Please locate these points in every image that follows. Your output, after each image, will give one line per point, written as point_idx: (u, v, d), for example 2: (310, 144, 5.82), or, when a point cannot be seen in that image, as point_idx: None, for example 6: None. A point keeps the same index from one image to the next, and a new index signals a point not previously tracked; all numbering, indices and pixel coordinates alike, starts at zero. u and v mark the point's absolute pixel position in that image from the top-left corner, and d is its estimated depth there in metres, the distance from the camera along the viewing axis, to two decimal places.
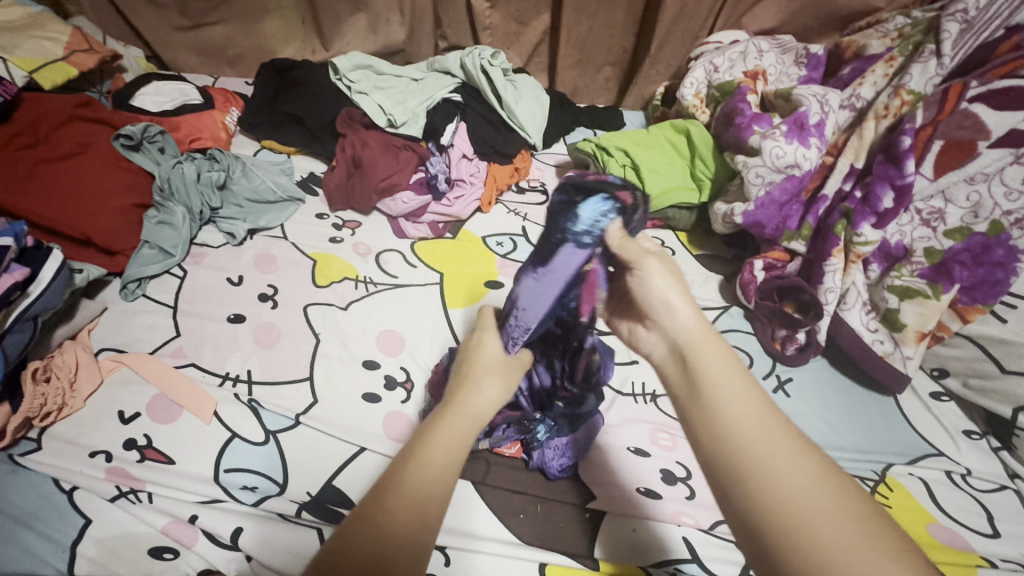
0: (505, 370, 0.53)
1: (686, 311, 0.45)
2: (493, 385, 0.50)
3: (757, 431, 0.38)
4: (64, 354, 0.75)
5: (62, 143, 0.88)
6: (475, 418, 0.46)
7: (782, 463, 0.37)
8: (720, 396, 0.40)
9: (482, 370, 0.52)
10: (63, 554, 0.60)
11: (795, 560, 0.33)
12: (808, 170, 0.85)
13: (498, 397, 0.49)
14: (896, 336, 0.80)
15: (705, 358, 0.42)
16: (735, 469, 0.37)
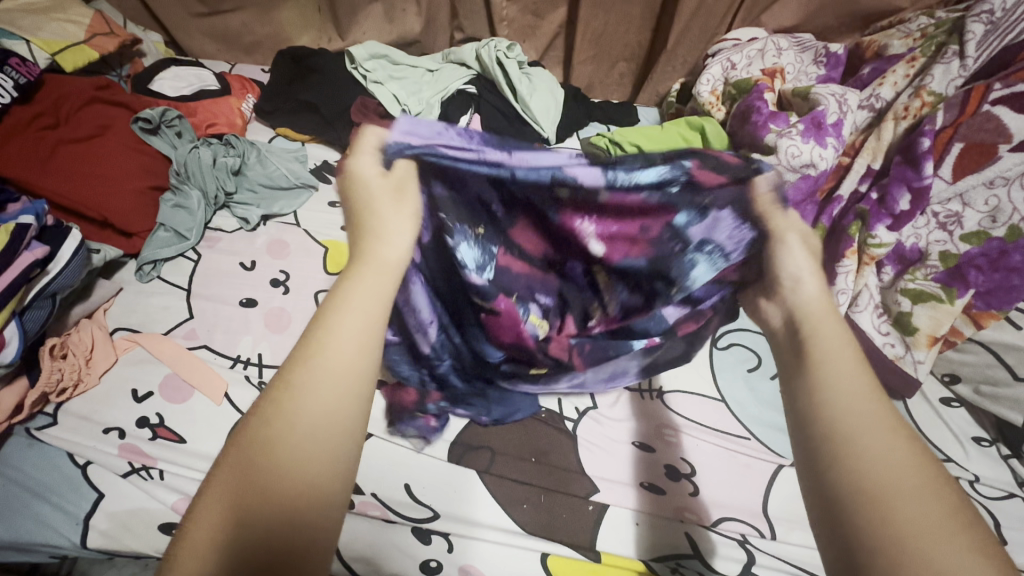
0: (395, 198, 0.53)
1: (812, 290, 0.51)
2: (402, 237, 0.51)
3: (864, 410, 0.40)
4: (81, 332, 0.76)
5: (83, 125, 0.89)
6: (380, 272, 0.46)
7: (885, 444, 0.38)
8: (826, 369, 0.42)
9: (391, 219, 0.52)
10: (76, 526, 0.63)
11: (886, 524, 0.35)
12: (824, 170, 0.85)
13: (405, 246, 0.50)
14: (908, 339, 0.79)
15: (821, 334, 0.46)
16: (834, 437, 0.39)
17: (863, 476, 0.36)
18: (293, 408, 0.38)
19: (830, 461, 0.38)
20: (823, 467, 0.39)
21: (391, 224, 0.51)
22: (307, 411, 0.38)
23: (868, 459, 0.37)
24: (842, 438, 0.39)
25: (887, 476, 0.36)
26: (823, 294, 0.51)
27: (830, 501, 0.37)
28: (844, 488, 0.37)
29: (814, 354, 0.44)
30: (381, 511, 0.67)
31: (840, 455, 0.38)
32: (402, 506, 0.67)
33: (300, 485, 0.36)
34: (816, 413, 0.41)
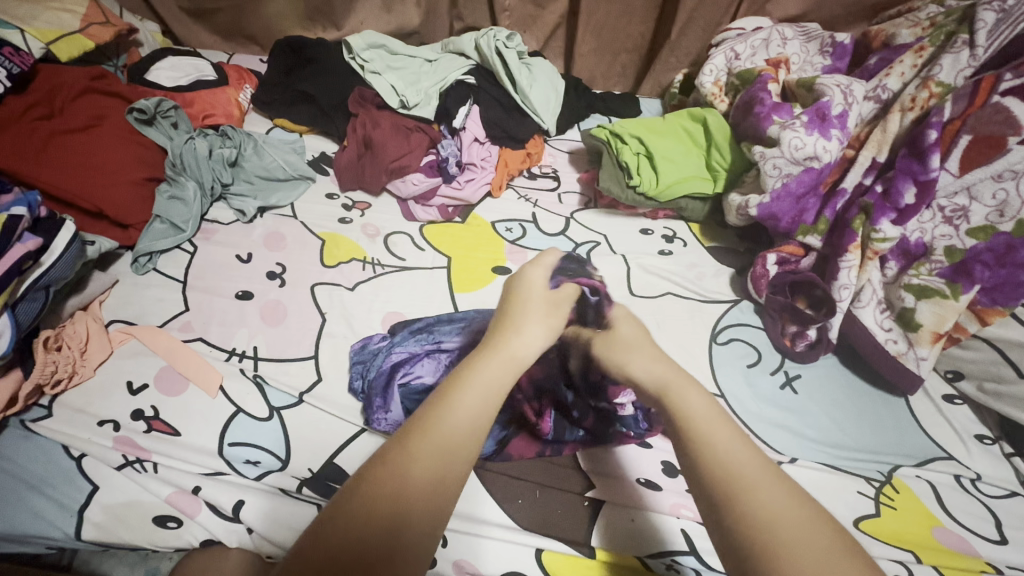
0: (539, 315, 0.62)
1: (654, 367, 0.59)
2: (535, 332, 0.59)
3: (726, 453, 0.49)
4: (75, 324, 0.76)
5: (77, 115, 0.89)
6: (515, 360, 0.56)
7: (763, 488, 0.46)
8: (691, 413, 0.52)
9: (526, 320, 0.61)
10: (72, 518, 0.63)
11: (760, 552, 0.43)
12: (828, 162, 0.83)
13: (536, 343, 0.59)
14: (911, 335, 0.78)
15: (678, 398, 0.54)
16: (729, 494, 0.46)
17: (758, 537, 0.43)
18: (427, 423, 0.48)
19: (717, 515, 0.46)
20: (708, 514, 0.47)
21: (523, 324, 0.60)
22: (429, 440, 0.47)
23: (750, 510, 0.45)
24: (736, 496, 0.46)
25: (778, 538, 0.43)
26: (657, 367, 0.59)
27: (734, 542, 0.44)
28: (742, 544, 0.44)
29: (686, 419, 0.52)
30: None
31: (735, 512, 0.45)
32: None
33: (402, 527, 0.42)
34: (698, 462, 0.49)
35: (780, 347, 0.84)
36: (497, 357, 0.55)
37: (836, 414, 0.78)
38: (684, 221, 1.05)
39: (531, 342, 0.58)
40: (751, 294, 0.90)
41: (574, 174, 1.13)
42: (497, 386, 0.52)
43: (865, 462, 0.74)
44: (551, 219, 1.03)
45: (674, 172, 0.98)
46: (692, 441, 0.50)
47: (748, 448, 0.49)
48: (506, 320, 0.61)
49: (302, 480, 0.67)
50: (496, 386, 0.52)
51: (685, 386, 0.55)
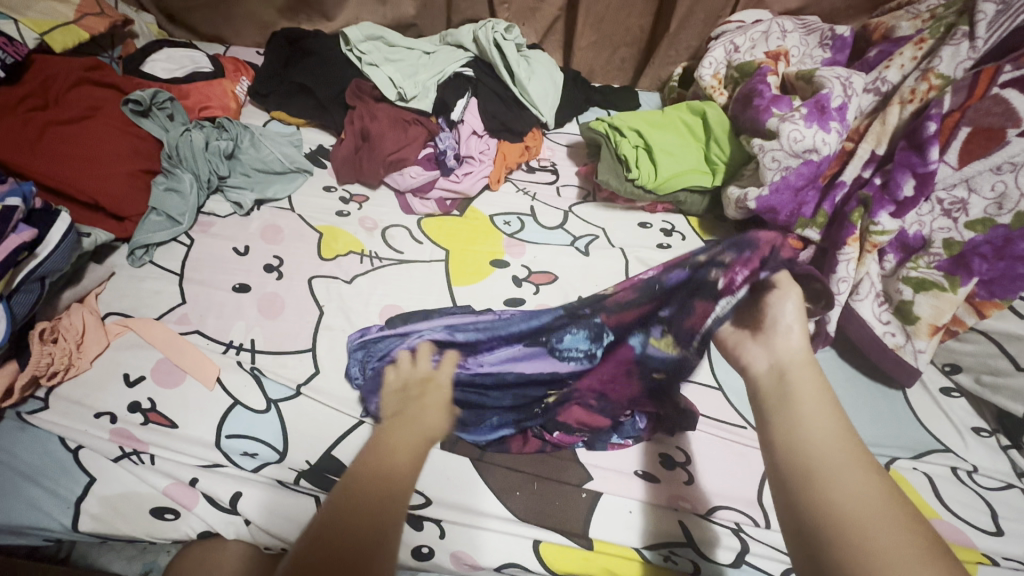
0: (436, 388, 0.70)
1: (797, 338, 0.69)
2: (435, 408, 0.68)
3: (817, 441, 0.55)
4: (71, 316, 0.75)
5: (72, 106, 0.88)
6: (425, 431, 0.64)
7: (846, 480, 0.51)
8: (802, 395, 0.61)
9: (434, 393, 0.69)
10: (69, 509, 0.63)
11: (824, 515, 0.49)
12: (827, 155, 0.83)
13: (439, 417, 0.68)
14: (909, 328, 0.78)
15: (798, 379, 0.63)
16: (807, 470, 0.53)
17: (833, 514, 0.49)
18: (361, 477, 0.54)
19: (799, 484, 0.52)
20: (779, 487, 0.55)
21: (428, 400, 0.68)
22: (370, 489, 0.52)
23: (839, 490, 0.50)
24: (814, 474, 0.52)
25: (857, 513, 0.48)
26: (799, 347, 0.68)
27: (813, 509, 0.50)
28: (807, 513, 0.50)
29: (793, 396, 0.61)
30: None
31: (814, 491, 0.51)
32: None
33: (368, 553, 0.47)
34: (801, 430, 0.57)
35: None
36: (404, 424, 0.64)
37: None
38: (683, 215, 1.05)
39: (437, 418, 0.67)
40: None
41: (573, 167, 1.13)
42: (414, 448, 0.60)
43: None
44: (549, 213, 1.03)
45: (673, 165, 0.98)
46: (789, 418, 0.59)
47: (827, 436, 0.55)
48: (416, 393, 0.69)
49: (299, 472, 0.67)
50: (413, 449, 0.60)
51: (801, 369, 0.65)
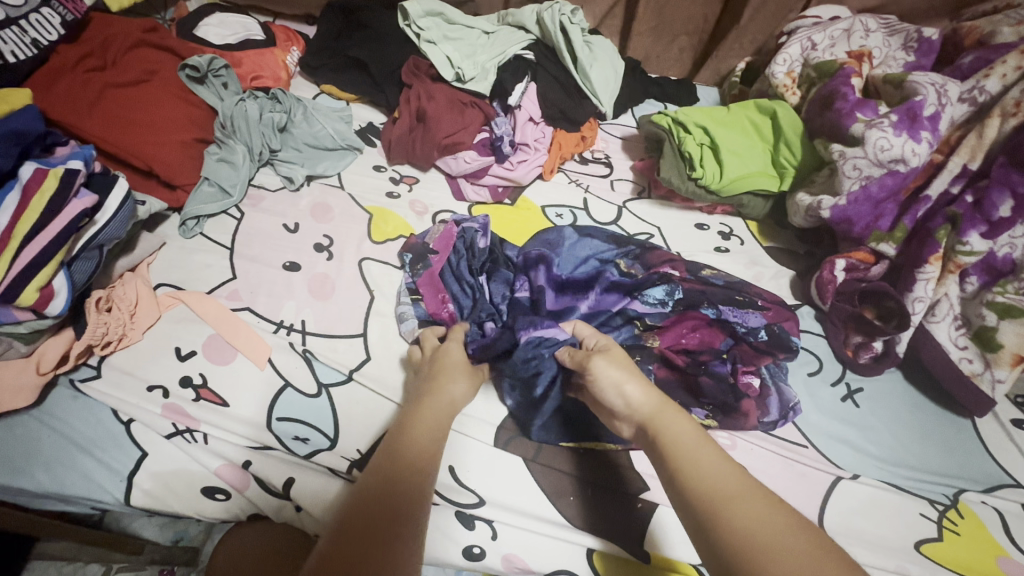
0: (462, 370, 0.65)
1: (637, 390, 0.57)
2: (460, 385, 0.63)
3: (722, 479, 0.47)
4: (125, 285, 0.74)
5: (130, 69, 0.86)
6: (445, 407, 0.59)
7: (747, 506, 0.44)
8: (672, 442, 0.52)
9: (453, 373, 0.64)
10: (121, 483, 0.62)
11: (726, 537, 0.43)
12: (915, 166, 0.78)
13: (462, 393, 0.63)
14: (988, 356, 0.74)
15: (665, 433, 0.53)
16: (714, 506, 0.45)
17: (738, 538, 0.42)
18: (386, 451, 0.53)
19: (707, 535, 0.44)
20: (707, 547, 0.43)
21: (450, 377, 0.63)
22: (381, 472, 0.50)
23: (734, 530, 0.43)
24: (721, 507, 0.45)
25: (770, 542, 0.41)
26: (641, 398, 0.57)
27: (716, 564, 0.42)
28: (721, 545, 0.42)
29: (670, 446, 0.52)
30: None
31: (717, 523, 0.44)
32: (445, 488, 0.65)
33: (397, 512, 0.47)
34: (687, 499, 0.47)
35: (841, 356, 0.81)
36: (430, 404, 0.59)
37: (898, 431, 0.75)
38: (742, 218, 1.01)
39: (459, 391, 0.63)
40: (813, 300, 0.86)
41: (628, 161, 1.09)
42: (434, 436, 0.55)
43: (929, 484, 0.71)
44: (602, 208, 0.99)
45: (739, 166, 0.93)
46: (677, 472, 0.49)
47: (724, 462, 0.49)
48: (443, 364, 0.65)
49: (351, 461, 0.65)
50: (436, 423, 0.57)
51: (666, 417, 0.55)
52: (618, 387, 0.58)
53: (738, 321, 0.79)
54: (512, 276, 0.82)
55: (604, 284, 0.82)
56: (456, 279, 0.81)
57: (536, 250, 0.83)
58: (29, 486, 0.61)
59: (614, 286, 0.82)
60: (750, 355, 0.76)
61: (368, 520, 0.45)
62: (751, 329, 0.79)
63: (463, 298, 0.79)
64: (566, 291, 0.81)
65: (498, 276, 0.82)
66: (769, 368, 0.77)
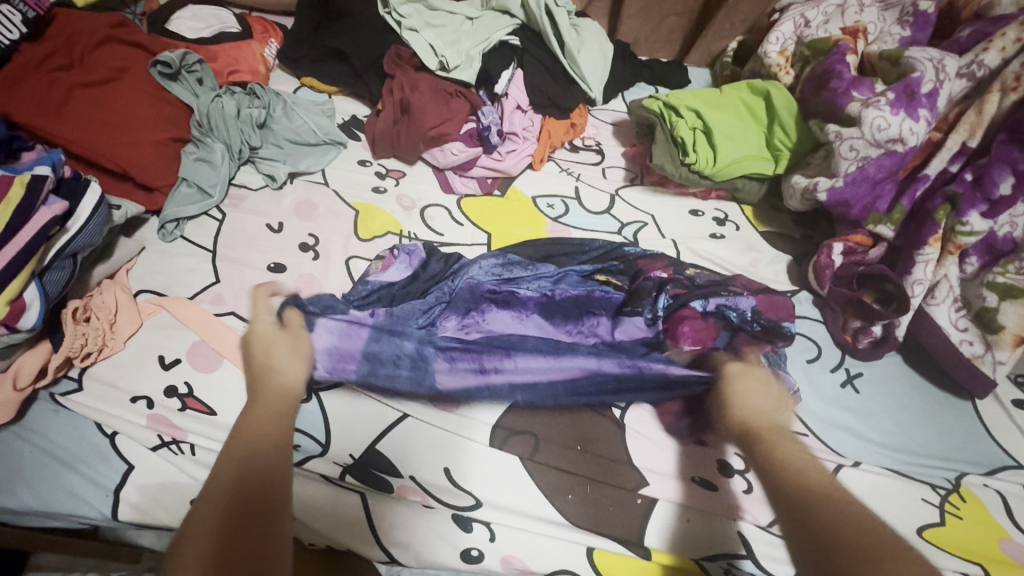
0: (287, 341, 0.70)
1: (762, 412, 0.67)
2: (294, 363, 0.68)
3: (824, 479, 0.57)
4: (103, 293, 0.71)
5: (98, 67, 0.82)
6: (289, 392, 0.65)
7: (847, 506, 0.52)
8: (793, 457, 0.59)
9: (275, 351, 0.69)
10: (107, 497, 0.60)
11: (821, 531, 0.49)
12: (913, 146, 0.76)
13: (298, 369, 0.67)
14: (989, 337, 0.73)
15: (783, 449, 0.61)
16: (819, 500, 0.52)
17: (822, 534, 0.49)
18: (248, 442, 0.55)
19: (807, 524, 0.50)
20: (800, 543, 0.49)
21: (279, 359, 0.68)
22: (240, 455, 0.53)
23: (841, 518, 0.50)
24: (827, 499, 0.53)
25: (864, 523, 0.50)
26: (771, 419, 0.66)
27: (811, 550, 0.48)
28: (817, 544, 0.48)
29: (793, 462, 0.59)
30: (422, 498, 0.63)
31: (823, 510, 0.51)
32: (441, 491, 0.63)
33: (265, 490, 0.50)
34: (791, 496, 0.53)
35: (840, 342, 0.79)
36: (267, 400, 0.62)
37: (898, 416, 0.74)
38: (736, 203, 0.99)
39: (294, 371, 0.67)
40: (811, 286, 0.85)
41: (619, 147, 1.07)
42: (276, 418, 0.60)
43: (931, 468, 0.70)
44: (594, 196, 0.97)
45: (732, 150, 0.91)
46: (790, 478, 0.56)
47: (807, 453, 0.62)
48: (256, 356, 0.69)
49: (344, 466, 0.64)
50: (272, 417, 0.60)
51: (784, 439, 0.63)
52: (754, 410, 0.67)
53: (730, 309, 0.78)
54: (471, 305, 0.77)
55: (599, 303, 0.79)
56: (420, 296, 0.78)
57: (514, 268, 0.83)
58: (15, 504, 0.59)
59: (605, 308, 0.79)
60: (747, 343, 0.74)
61: (246, 506, 0.48)
62: (744, 316, 0.78)
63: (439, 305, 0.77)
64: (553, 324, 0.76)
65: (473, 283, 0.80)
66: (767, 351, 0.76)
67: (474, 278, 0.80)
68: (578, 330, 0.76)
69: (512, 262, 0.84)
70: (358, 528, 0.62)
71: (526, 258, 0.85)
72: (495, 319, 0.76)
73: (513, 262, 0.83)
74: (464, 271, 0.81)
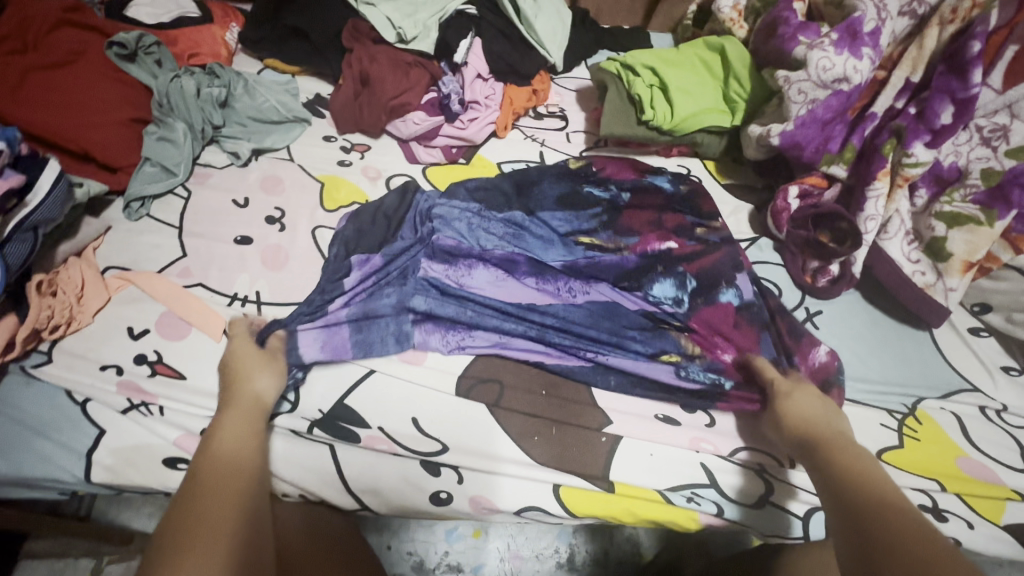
0: (265, 361, 0.65)
1: (807, 402, 0.63)
2: (267, 377, 0.63)
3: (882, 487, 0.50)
4: (69, 269, 0.72)
5: (54, 50, 0.83)
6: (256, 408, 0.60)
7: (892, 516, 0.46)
8: (846, 458, 0.54)
9: (254, 371, 0.64)
10: (80, 461, 0.62)
11: None
12: (858, 84, 0.78)
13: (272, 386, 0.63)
14: (940, 266, 0.75)
15: (831, 439, 0.58)
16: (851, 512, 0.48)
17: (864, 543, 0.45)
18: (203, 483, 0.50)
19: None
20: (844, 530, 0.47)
21: (255, 373, 0.63)
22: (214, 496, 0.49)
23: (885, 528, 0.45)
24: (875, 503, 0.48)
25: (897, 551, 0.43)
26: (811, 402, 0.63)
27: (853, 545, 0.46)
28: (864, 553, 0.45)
29: (828, 451, 0.56)
30: (390, 446, 0.64)
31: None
32: (408, 440, 0.64)
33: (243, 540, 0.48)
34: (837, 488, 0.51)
35: (800, 283, 0.81)
36: (239, 408, 0.59)
37: (857, 347, 0.76)
38: (700, 159, 1.00)
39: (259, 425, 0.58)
40: (771, 232, 0.86)
41: (583, 112, 1.08)
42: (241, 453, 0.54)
43: (887, 394, 0.72)
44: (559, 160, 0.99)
45: (689, 104, 0.92)
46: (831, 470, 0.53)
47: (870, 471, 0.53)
48: (238, 370, 0.63)
49: (312, 421, 0.65)
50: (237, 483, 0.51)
51: (831, 433, 0.59)
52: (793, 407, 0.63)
53: (731, 292, 0.76)
54: (457, 259, 0.77)
55: (629, 301, 0.77)
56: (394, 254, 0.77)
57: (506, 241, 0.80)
58: None
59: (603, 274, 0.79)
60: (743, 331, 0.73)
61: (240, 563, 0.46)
62: (745, 301, 0.76)
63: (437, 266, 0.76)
64: (546, 277, 0.77)
65: (443, 256, 0.77)
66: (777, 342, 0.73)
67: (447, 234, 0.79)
68: (569, 291, 0.76)
69: (486, 253, 0.78)
70: (329, 477, 0.64)
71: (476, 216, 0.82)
72: (467, 278, 0.76)
73: (468, 210, 0.82)
74: (470, 253, 0.78)
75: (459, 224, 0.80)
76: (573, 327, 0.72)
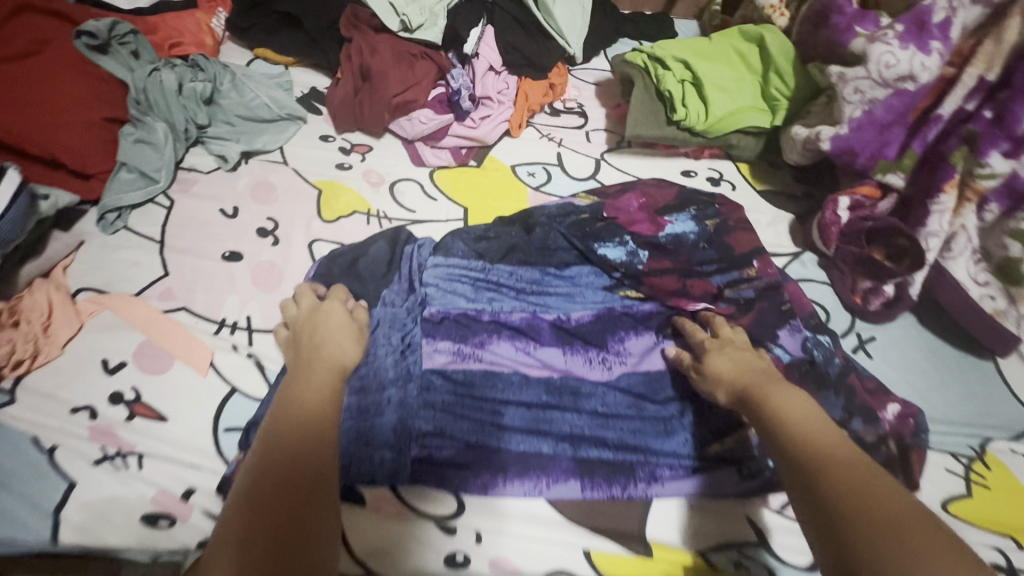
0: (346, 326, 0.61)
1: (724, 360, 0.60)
2: (349, 341, 0.60)
3: (831, 442, 0.46)
4: (35, 294, 0.65)
5: (15, 40, 0.74)
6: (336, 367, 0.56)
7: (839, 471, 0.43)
8: (786, 409, 0.50)
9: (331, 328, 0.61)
10: (46, 520, 0.54)
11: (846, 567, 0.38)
12: (925, 83, 0.69)
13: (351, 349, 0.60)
14: (1012, 290, 0.68)
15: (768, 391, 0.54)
16: (813, 467, 0.45)
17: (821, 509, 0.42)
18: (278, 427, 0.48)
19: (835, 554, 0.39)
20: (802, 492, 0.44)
21: (333, 335, 0.60)
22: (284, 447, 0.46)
23: (836, 485, 0.42)
24: (827, 462, 0.44)
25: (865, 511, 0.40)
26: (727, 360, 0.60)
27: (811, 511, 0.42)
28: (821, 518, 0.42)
29: (769, 411, 0.51)
30: (398, 508, 0.56)
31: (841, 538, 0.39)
32: (420, 499, 0.57)
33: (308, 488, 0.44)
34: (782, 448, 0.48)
35: (850, 305, 0.73)
36: (321, 368, 0.56)
37: (915, 381, 0.68)
38: (732, 161, 0.91)
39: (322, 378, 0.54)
40: (816, 246, 0.78)
41: (603, 109, 0.99)
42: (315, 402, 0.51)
43: (954, 435, 0.64)
44: (579, 162, 0.90)
45: (725, 102, 0.84)
46: (777, 428, 0.49)
47: (815, 422, 0.49)
48: (314, 330, 0.60)
49: None
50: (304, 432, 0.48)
51: (769, 383, 0.55)
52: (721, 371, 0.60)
53: (780, 349, 0.67)
54: (468, 338, 0.66)
55: None
56: (380, 325, 0.66)
57: (524, 308, 0.70)
58: None
59: (643, 324, 0.70)
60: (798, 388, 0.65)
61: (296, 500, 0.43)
62: (796, 359, 0.67)
63: (442, 351, 0.65)
64: (572, 352, 0.67)
65: (455, 330, 0.67)
66: (850, 400, 0.64)
67: (444, 304, 0.69)
68: (603, 360, 0.67)
69: (499, 317, 0.69)
70: None
71: (475, 278, 0.72)
72: (483, 352, 0.66)
73: (466, 273, 0.72)
74: (481, 319, 0.68)
75: (455, 291, 0.71)
76: (607, 415, 0.62)
